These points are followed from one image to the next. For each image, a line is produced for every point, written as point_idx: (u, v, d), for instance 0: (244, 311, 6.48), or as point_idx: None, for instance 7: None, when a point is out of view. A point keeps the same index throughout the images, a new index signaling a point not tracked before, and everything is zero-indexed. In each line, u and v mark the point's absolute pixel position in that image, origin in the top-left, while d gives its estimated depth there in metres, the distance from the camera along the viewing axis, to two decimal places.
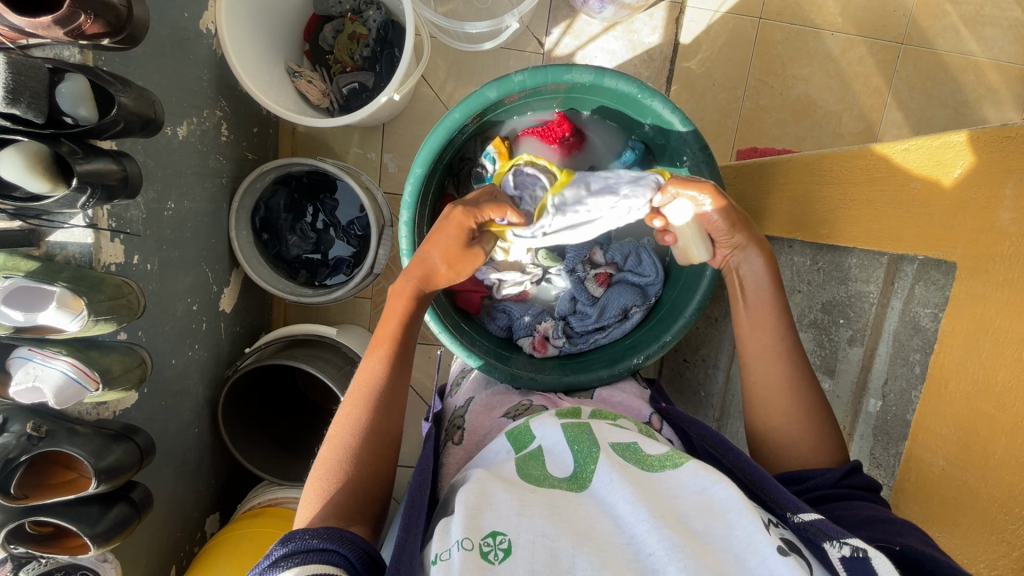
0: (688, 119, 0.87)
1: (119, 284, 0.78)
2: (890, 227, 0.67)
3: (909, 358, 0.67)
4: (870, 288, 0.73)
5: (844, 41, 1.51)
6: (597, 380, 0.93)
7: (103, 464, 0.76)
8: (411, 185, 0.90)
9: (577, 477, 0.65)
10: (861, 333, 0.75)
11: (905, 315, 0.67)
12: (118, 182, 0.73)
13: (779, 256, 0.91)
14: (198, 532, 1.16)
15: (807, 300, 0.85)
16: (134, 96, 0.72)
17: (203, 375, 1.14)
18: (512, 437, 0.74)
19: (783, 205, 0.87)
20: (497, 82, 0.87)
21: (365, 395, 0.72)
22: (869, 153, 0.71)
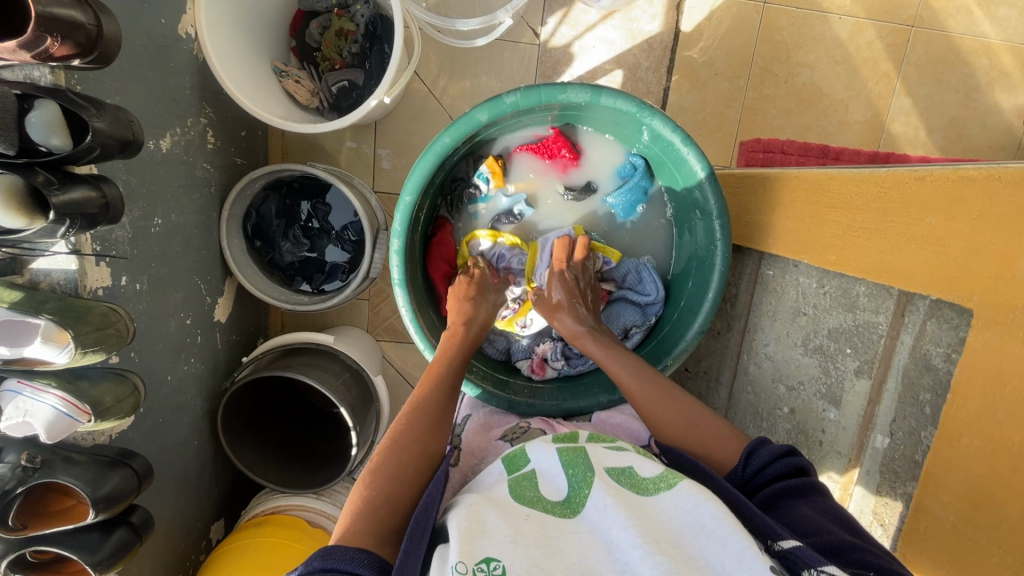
0: (689, 138, 0.85)
1: (106, 312, 0.76)
2: (901, 264, 0.66)
3: (918, 398, 0.66)
4: (879, 319, 0.71)
5: (852, 25, 1.45)
6: (597, 406, 0.94)
7: (100, 493, 0.76)
8: (401, 214, 0.88)
9: (571, 501, 0.64)
10: (868, 364, 0.73)
11: (915, 352, 0.66)
12: (99, 210, 0.70)
13: (784, 276, 0.86)
14: (203, 541, 1.17)
15: (812, 324, 0.81)
16: (109, 119, 0.69)
17: (200, 388, 1.13)
18: (506, 460, 0.73)
19: (788, 225, 0.84)
20: (488, 105, 0.84)
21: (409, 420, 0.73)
22: (882, 180, 0.69)
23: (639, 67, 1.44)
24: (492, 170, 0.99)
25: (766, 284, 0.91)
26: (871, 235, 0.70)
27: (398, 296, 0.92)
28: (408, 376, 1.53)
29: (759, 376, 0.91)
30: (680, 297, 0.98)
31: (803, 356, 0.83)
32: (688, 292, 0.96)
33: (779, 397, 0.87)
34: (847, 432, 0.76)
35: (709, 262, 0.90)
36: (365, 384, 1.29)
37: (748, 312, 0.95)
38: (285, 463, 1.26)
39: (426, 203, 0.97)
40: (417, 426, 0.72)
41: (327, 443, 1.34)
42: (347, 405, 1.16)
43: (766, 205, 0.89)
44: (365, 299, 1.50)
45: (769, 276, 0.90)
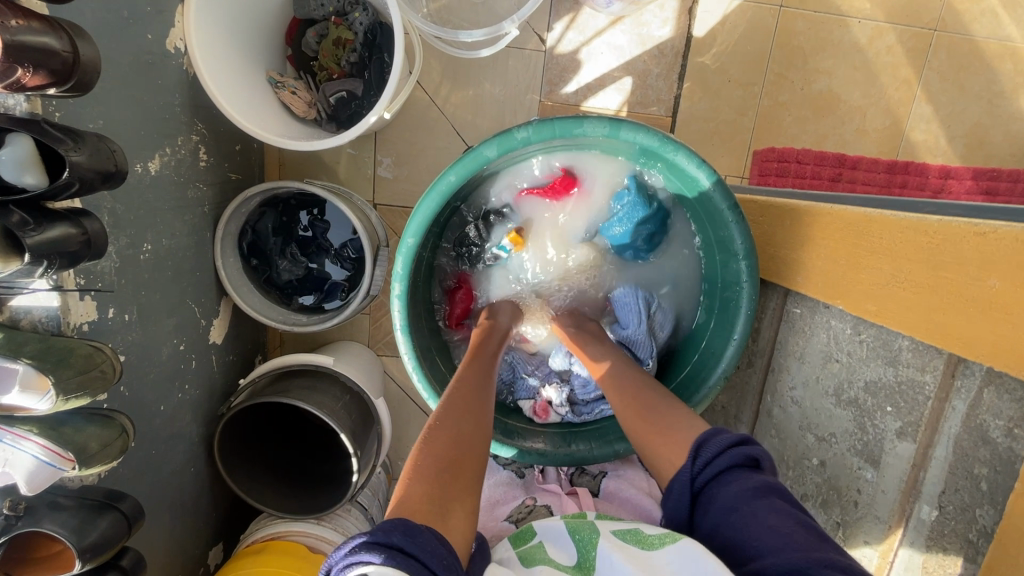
0: (714, 173, 0.79)
1: (90, 352, 0.71)
2: (956, 325, 0.61)
3: (975, 472, 0.61)
4: (925, 378, 0.67)
5: (872, 29, 1.39)
6: (610, 455, 0.89)
7: (86, 542, 0.72)
8: (403, 257, 0.83)
9: (582, 565, 0.66)
10: (912, 426, 0.69)
11: (969, 421, 0.62)
12: (80, 246, 0.66)
13: (814, 317, 0.83)
14: (201, 569, 1.14)
15: (846, 373, 0.77)
16: (88, 151, 0.64)
17: (196, 415, 1.09)
18: (516, 536, 0.74)
19: (820, 268, 0.79)
20: (497, 140, 0.78)
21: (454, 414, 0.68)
22: (932, 230, 0.64)
23: (649, 74, 1.39)
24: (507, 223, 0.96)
25: (793, 323, 0.88)
26: (920, 291, 0.65)
27: (402, 342, 0.87)
28: (410, 393, 1.49)
29: (786, 421, 0.88)
30: (701, 340, 0.94)
31: (835, 407, 0.80)
32: (709, 335, 0.92)
33: (807, 446, 0.84)
34: (886, 496, 0.72)
35: (734, 302, 0.85)
36: (367, 408, 1.25)
37: (772, 349, 0.92)
38: (285, 489, 1.22)
39: (429, 239, 0.93)
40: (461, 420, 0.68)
41: (327, 465, 1.29)
42: (347, 431, 1.12)
43: (795, 239, 0.85)
44: (365, 315, 1.45)
45: (796, 314, 0.87)
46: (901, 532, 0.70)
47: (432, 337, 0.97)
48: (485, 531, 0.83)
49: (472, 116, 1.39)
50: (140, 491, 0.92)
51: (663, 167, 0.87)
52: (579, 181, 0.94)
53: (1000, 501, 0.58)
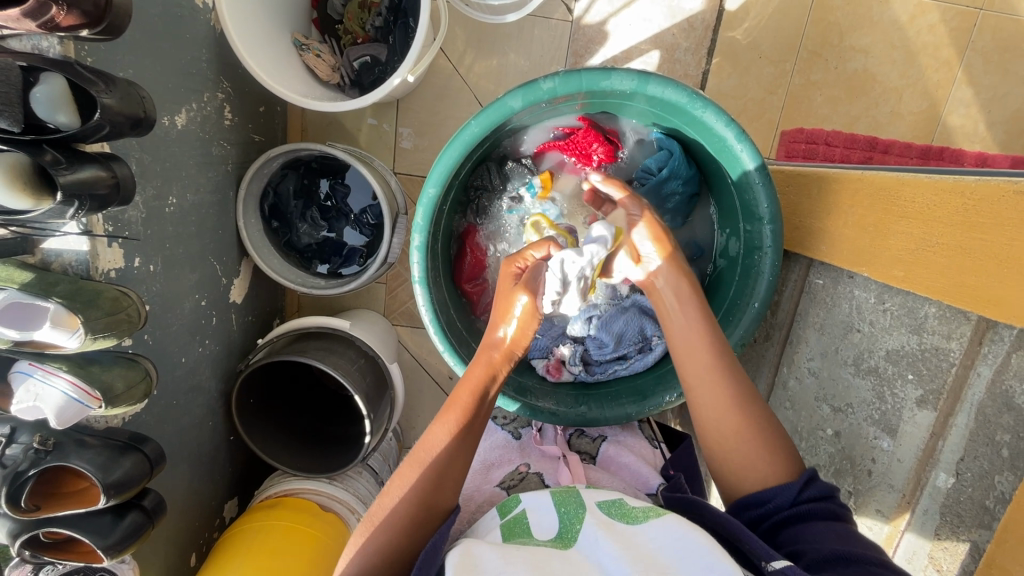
0: (744, 133, 0.78)
1: (117, 296, 0.73)
2: (989, 288, 0.59)
3: (995, 438, 0.61)
4: (951, 346, 0.66)
5: (914, 6, 1.34)
6: (625, 417, 0.89)
7: (111, 479, 0.75)
8: (424, 208, 0.83)
9: (563, 536, 0.64)
10: (933, 395, 0.68)
11: (994, 387, 0.62)
12: (109, 190, 0.68)
13: (836, 288, 0.82)
14: (217, 519, 1.17)
15: (867, 342, 0.76)
16: (119, 95, 0.66)
17: (215, 369, 1.12)
18: (499, 505, 0.72)
19: (845, 233, 0.78)
20: (523, 90, 0.78)
21: (421, 465, 0.67)
22: (969, 191, 0.62)
23: (678, 48, 1.35)
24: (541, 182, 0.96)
25: (814, 294, 0.86)
26: (951, 255, 0.63)
27: (419, 295, 0.88)
28: (423, 362, 1.51)
29: (800, 393, 0.88)
30: (720, 306, 0.92)
31: (853, 377, 0.79)
32: (727, 301, 0.90)
33: (821, 418, 0.84)
34: (902, 465, 0.72)
35: (755, 268, 0.84)
36: (380, 371, 1.26)
37: (791, 320, 0.91)
38: (298, 445, 1.25)
39: (450, 195, 0.93)
40: (427, 471, 0.67)
41: (338, 428, 1.33)
42: (361, 392, 1.14)
43: (821, 208, 0.83)
44: (381, 283, 1.47)
45: (818, 285, 0.85)
46: (913, 508, 0.71)
47: (450, 295, 0.97)
48: (477, 494, 0.83)
49: (495, 86, 1.38)
50: (162, 437, 0.95)
51: (691, 128, 0.86)
52: (602, 137, 0.94)
53: (1021, 467, 0.58)
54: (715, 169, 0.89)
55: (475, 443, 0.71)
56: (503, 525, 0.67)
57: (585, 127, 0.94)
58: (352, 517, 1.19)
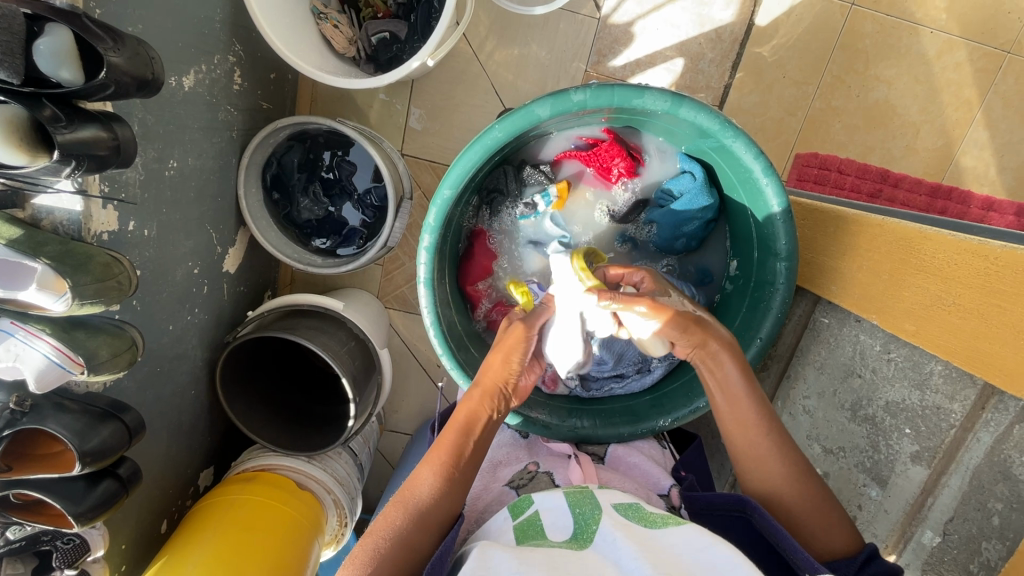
0: (772, 168, 0.77)
1: (108, 262, 0.71)
2: (1000, 356, 0.61)
3: (986, 505, 0.65)
4: (953, 407, 0.68)
5: (943, 42, 1.32)
6: (616, 437, 0.92)
7: (88, 447, 0.73)
8: (437, 208, 0.81)
9: (579, 537, 0.63)
10: (928, 452, 0.71)
11: (992, 455, 0.64)
12: (109, 151, 0.65)
13: (842, 330, 0.83)
14: (191, 487, 1.15)
15: (867, 391, 0.79)
16: (127, 54, 0.63)
17: (202, 338, 1.09)
18: (510, 505, 0.72)
19: (858, 278, 0.79)
20: (552, 99, 0.75)
21: (407, 507, 0.69)
22: (993, 256, 0.62)
23: (703, 58, 1.33)
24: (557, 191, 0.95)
25: (818, 332, 0.89)
26: (967, 319, 0.64)
27: (423, 295, 0.87)
28: (412, 348, 1.49)
29: (794, 427, 0.92)
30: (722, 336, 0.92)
31: (849, 422, 0.82)
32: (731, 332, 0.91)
33: (812, 455, 0.88)
34: (888, 516, 0.76)
35: (764, 303, 0.85)
36: (369, 355, 1.25)
37: (791, 355, 0.95)
38: (282, 422, 1.23)
39: (464, 196, 0.91)
40: (416, 513, 0.69)
41: (323, 407, 1.33)
42: (348, 375, 1.12)
43: (835, 248, 0.84)
44: (378, 264, 1.45)
45: (823, 324, 0.88)
46: (895, 557, 0.75)
47: (453, 296, 0.96)
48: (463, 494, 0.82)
49: (514, 77, 1.34)
50: (143, 404, 0.93)
51: (717, 154, 0.84)
52: (625, 152, 0.93)
53: (1009, 538, 0.62)
54: (737, 198, 0.88)
55: (464, 482, 0.73)
56: (516, 527, 0.67)
57: (610, 141, 0.92)
58: (327, 498, 1.18)
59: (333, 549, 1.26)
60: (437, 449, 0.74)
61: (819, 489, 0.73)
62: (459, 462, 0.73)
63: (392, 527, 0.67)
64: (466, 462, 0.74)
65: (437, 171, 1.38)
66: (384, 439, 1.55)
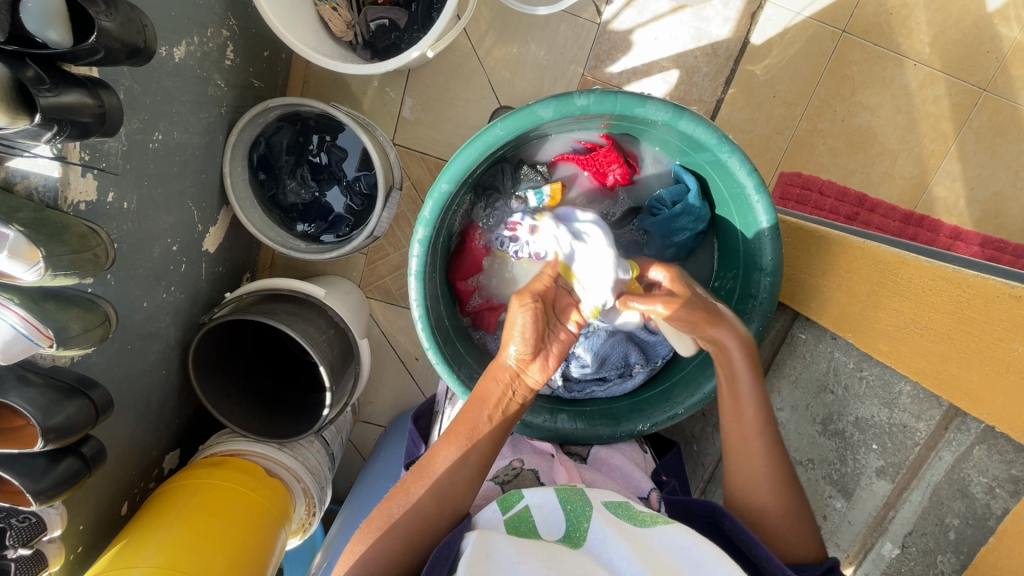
0: (763, 186, 0.79)
1: (85, 233, 0.69)
2: (968, 382, 0.64)
3: (945, 520, 0.69)
4: (918, 426, 0.72)
5: (925, 75, 1.38)
6: (596, 439, 0.92)
7: (51, 423, 0.70)
8: (434, 201, 0.81)
9: (571, 536, 0.65)
10: (893, 468, 0.75)
11: (952, 472, 0.68)
12: (93, 119, 0.63)
13: (818, 345, 0.86)
14: (155, 469, 1.12)
15: (838, 406, 0.82)
16: (120, 19, 0.61)
17: (176, 317, 1.06)
18: (499, 498, 0.71)
19: (836, 297, 0.82)
20: (556, 101, 0.76)
21: (423, 479, 0.73)
22: (965, 284, 0.65)
23: (698, 71, 1.35)
24: (552, 192, 0.96)
25: (795, 347, 0.92)
26: (940, 344, 0.67)
27: (413, 288, 0.86)
28: (392, 339, 1.48)
29: None
30: None
31: (819, 436, 0.85)
32: None
33: None
34: (852, 527, 0.80)
35: (746, 316, 0.87)
36: (347, 343, 1.23)
37: (766, 368, 0.97)
38: (254, 408, 1.21)
39: (460, 191, 0.91)
40: (434, 486, 0.72)
41: (296, 394, 1.31)
42: (326, 363, 1.10)
43: (816, 266, 0.87)
44: (362, 253, 1.43)
45: (800, 339, 0.90)
46: (854, 567, 0.79)
47: (442, 291, 0.96)
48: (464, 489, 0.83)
49: (511, 75, 1.34)
50: (111, 381, 0.90)
51: (710, 168, 0.86)
52: (622, 158, 0.94)
53: (964, 553, 0.66)
54: (726, 213, 0.90)
55: (481, 456, 0.75)
56: (506, 521, 0.67)
57: (608, 147, 0.94)
58: (296, 486, 1.17)
59: (299, 538, 1.24)
60: (457, 426, 0.76)
61: (785, 498, 0.76)
62: (469, 435, 0.75)
63: (410, 498, 0.71)
64: (479, 449, 0.75)
65: (427, 163, 1.37)
66: (356, 430, 1.54)
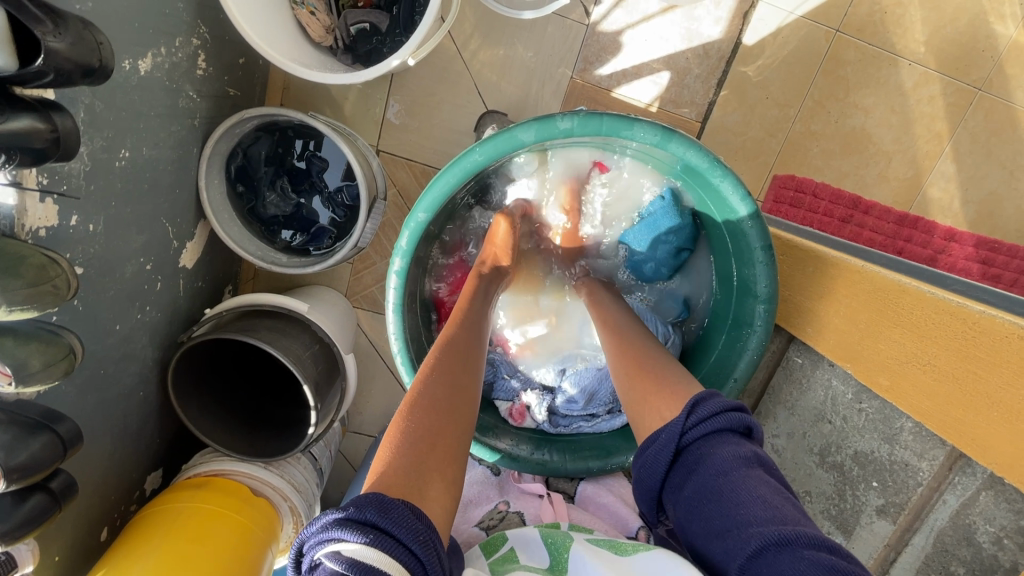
0: (756, 211, 0.77)
1: (44, 264, 0.65)
2: (972, 424, 0.62)
3: (949, 567, 0.68)
4: (921, 465, 0.71)
5: (919, 74, 1.35)
6: (586, 472, 0.90)
7: (14, 463, 0.66)
8: (411, 232, 0.78)
9: (555, 568, 0.65)
10: (894, 508, 0.74)
11: (957, 518, 0.67)
12: (47, 144, 0.59)
13: (816, 371, 0.85)
14: (136, 493, 1.09)
15: (837, 436, 0.81)
16: (70, 39, 0.57)
17: (153, 337, 1.03)
18: (483, 543, 0.72)
19: (836, 323, 0.80)
20: (535, 126, 0.73)
21: (437, 354, 0.72)
22: (972, 320, 0.63)
23: (689, 73, 1.32)
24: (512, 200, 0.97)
25: (791, 371, 0.90)
26: (944, 381, 0.65)
27: (391, 321, 0.84)
28: (380, 350, 1.45)
29: None
30: (698, 370, 0.93)
31: (817, 467, 0.84)
32: (709, 365, 0.91)
33: None
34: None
35: (742, 341, 0.85)
36: (334, 359, 1.20)
37: (762, 391, 0.96)
38: (239, 427, 1.18)
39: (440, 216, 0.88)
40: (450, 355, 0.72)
41: (283, 409, 1.28)
42: (310, 382, 1.07)
43: (815, 289, 0.85)
44: (348, 263, 1.39)
45: (796, 363, 0.89)
46: None
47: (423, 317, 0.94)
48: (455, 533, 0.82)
49: (498, 79, 1.30)
50: (83, 409, 0.86)
51: (699, 187, 0.83)
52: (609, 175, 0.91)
53: None
54: (719, 233, 0.88)
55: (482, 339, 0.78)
56: (490, 561, 0.67)
57: None
58: (284, 504, 1.14)
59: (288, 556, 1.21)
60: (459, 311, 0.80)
61: None
62: (466, 319, 0.78)
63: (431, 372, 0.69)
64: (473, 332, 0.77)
65: (413, 170, 1.33)
66: (346, 441, 1.51)
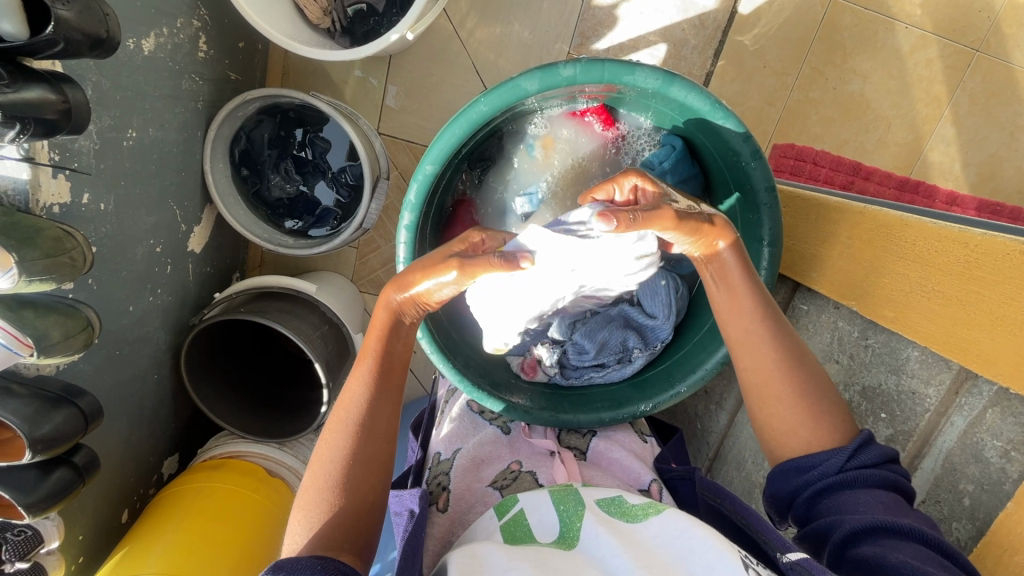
0: (760, 153, 0.78)
1: (60, 236, 0.66)
2: (975, 342, 0.65)
3: (957, 486, 0.69)
4: (928, 392, 0.72)
5: (917, 38, 1.35)
6: (597, 423, 0.93)
7: (39, 434, 0.68)
8: (418, 184, 0.79)
9: (565, 536, 0.65)
10: (902, 436, 0.75)
11: (965, 437, 0.68)
12: (58, 115, 0.60)
13: (822, 314, 0.88)
14: (154, 476, 1.11)
15: (845, 375, 0.83)
16: (77, 8, 0.58)
17: (165, 321, 1.04)
18: (497, 504, 0.73)
19: (839, 265, 0.82)
20: (540, 74, 0.73)
21: (341, 425, 0.70)
22: (973, 243, 0.65)
23: (686, 44, 1.32)
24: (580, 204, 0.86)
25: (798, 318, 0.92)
26: (949, 305, 0.67)
27: None
28: None
29: None
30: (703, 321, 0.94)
31: None
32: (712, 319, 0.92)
33: None
34: None
35: None
36: (344, 339, 1.21)
37: None
38: (253, 408, 1.20)
39: (446, 171, 0.89)
40: (352, 428, 0.69)
41: (293, 392, 1.29)
42: (322, 359, 1.09)
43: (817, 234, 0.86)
44: (354, 246, 1.41)
45: (803, 310, 0.91)
46: None
47: None
48: (468, 492, 0.83)
49: (496, 57, 1.31)
50: (100, 389, 0.87)
51: (704, 134, 0.85)
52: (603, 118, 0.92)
53: (978, 518, 0.66)
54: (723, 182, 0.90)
55: (396, 388, 0.74)
56: (502, 527, 0.68)
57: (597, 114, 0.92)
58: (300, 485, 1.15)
59: None
60: (364, 358, 0.73)
61: None
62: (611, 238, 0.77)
63: (337, 448, 0.68)
64: (386, 391, 0.72)
65: (415, 151, 1.34)
66: None
